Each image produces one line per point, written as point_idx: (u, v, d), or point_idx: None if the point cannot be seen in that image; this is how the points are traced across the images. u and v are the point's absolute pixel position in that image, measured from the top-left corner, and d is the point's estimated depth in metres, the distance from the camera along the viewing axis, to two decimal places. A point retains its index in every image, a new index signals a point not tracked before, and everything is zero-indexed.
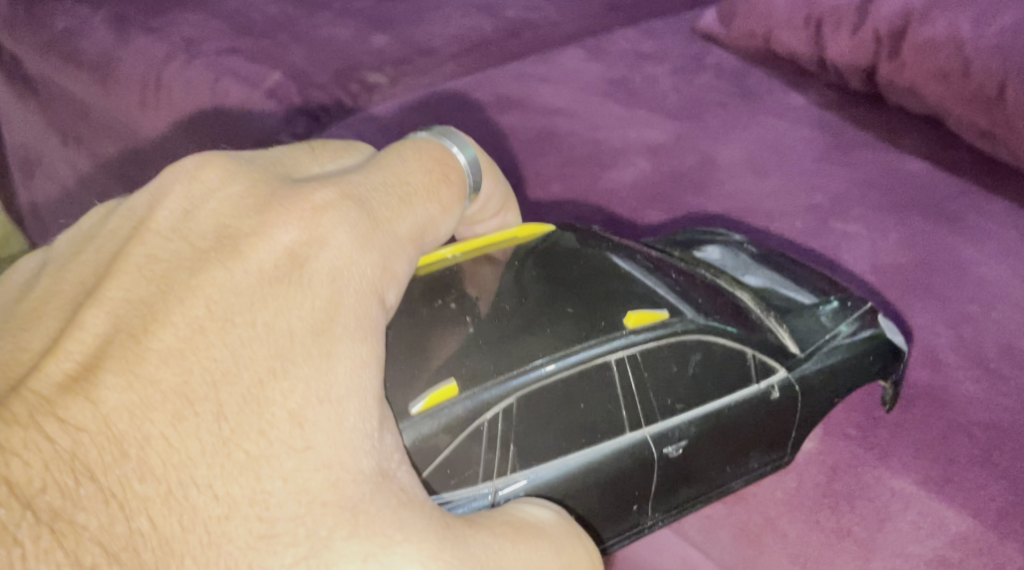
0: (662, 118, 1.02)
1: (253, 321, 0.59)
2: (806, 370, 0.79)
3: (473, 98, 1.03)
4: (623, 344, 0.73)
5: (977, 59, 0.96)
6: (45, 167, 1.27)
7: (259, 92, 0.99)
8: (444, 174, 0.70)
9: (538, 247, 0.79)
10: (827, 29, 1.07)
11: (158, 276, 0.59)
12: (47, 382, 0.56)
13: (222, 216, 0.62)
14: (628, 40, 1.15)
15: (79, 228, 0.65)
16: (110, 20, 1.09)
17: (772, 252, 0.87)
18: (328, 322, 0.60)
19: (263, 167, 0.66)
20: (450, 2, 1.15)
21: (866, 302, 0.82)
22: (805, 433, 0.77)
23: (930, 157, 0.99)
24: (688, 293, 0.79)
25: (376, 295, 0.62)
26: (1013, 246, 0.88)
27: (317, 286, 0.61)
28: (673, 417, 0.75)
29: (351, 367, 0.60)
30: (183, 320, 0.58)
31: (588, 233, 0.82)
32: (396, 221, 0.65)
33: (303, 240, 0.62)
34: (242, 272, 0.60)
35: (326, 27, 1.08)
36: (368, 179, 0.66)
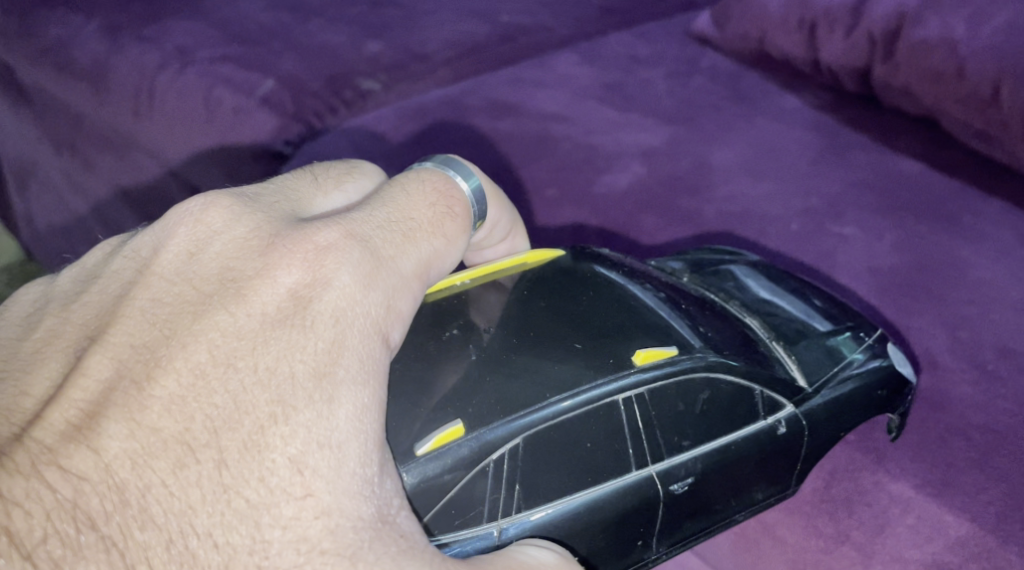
0: (657, 122, 1.01)
1: (255, 365, 0.60)
2: (814, 401, 0.77)
3: (467, 104, 1.02)
4: (631, 383, 0.71)
5: (971, 60, 0.96)
6: (38, 177, 1.27)
7: (253, 100, 0.99)
8: (449, 208, 0.70)
9: (546, 275, 0.79)
10: (821, 31, 1.07)
11: (162, 321, 0.60)
12: (50, 430, 0.56)
13: (225, 259, 0.63)
14: (622, 44, 1.15)
15: (82, 265, 0.66)
16: (102, 29, 1.08)
17: (786, 274, 0.86)
18: (331, 365, 0.61)
19: (267, 205, 0.67)
20: (443, 7, 1.15)
21: (877, 330, 0.81)
22: (811, 465, 0.75)
23: (925, 159, 0.99)
24: (697, 324, 0.78)
25: (379, 334, 0.63)
26: (1009, 247, 0.89)
27: (321, 328, 0.61)
28: (680, 454, 0.72)
29: (353, 411, 0.60)
30: (185, 365, 0.59)
31: (595, 255, 0.81)
32: (400, 259, 0.66)
33: (306, 282, 0.63)
34: (245, 316, 0.61)
35: (319, 34, 1.07)
36: (371, 216, 0.67)
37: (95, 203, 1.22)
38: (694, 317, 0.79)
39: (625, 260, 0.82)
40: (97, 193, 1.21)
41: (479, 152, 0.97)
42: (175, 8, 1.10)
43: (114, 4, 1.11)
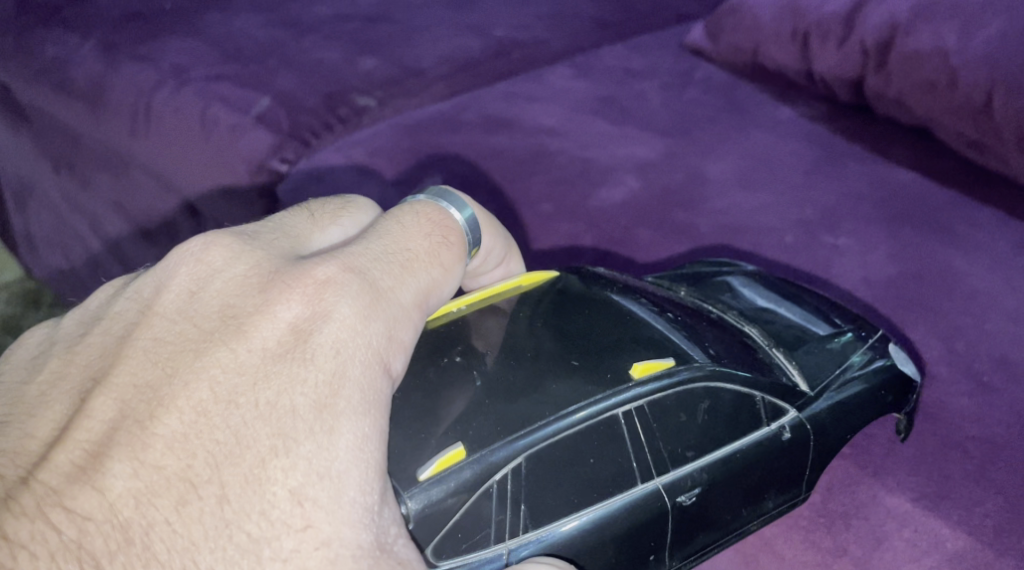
0: (651, 135, 1.02)
1: (256, 401, 0.61)
2: (818, 405, 0.77)
3: (462, 118, 1.03)
4: (630, 397, 0.71)
5: (964, 70, 0.96)
6: (37, 195, 1.28)
7: (248, 118, 0.99)
8: (444, 237, 0.71)
9: (543, 297, 0.79)
10: (814, 42, 1.07)
11: (164, 360, 0.61)
12: (55, 472, 0.58)
13: (226, 296, 0.64)
14: (617, 57, 1.15)
15: (86, 305, 0.67)
16: (99, 48, 1.09)
17: (786, 282, 0.86)
18: (331, 397, 0.61)
19: (267, 241, 0.68)
20: (439, 22, 1.16)
21: (878, 331, 0.82)
22: (818, 472, 0.75)
23: (919, 168, 0.99)
24: (696, 335, 0.78)
25: (379, 365, 0.64)
26: (1003, 257, 0.89)
27: (320, 360, 0.62)
28: (685, 465, 0.73)
29: (353, 442, 0.61)
30: (188, 404, 0.60)
31: (587, 274, 0.81)
32: (399, 288, 0.66)
33: (306, 316, 0.63)
34: (245, 353, 0.62)
35: (315, 51, 1.08)
36: (369, 248, 0.68)
37: (94, 220, 1.22)
38: (693, 328, 0.79)
39: (618, 276, 0.82)
40: (95, 211, 1.21)
41: (475, 167, 0.97)
42: (171, 26, 1.10)
43: (110, 23, 1.11)
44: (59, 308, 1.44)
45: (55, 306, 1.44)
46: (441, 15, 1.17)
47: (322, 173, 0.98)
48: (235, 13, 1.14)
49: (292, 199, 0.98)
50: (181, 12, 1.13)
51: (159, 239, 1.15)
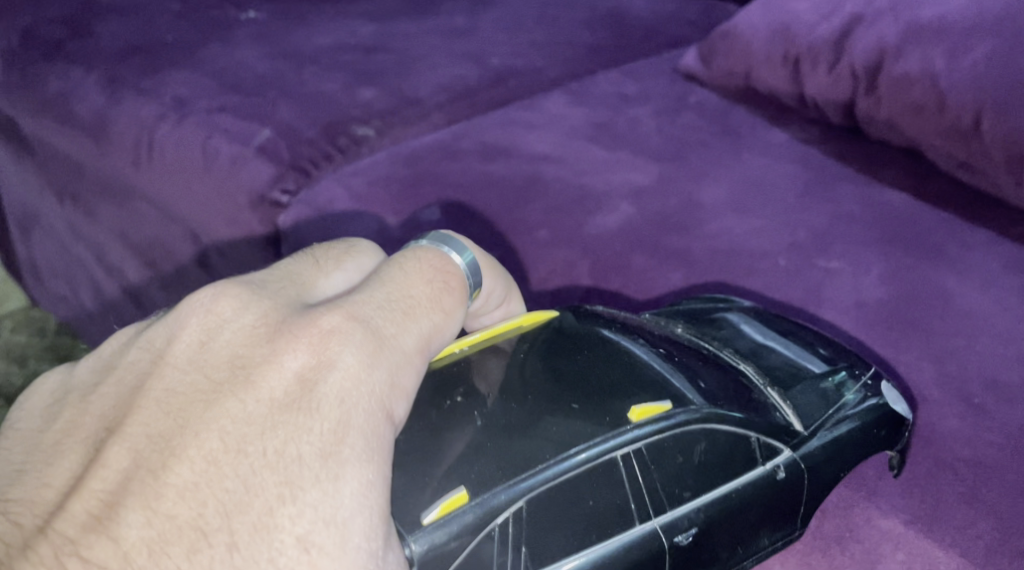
0: (646, 160, 1.03)
1: (264, 449, 0.62)
2: (812, 446, 0.76)
3: (459, 147, 1.04)
4: (628, 440, 0.71)
5: (952, 93, 0.98)
6: (43, 225, 1.31)
7: (250, 149, 1.01)
8: (445, 281, 0.72)
9: (543, 337, 0.80)
10: (805, 65, 1.09)
11: (176, 410, 0.63)
12: (71, 522, 0.60)
13: (234, 346, 0.66)
14: (612, 82, 1.17)
15: (99, 354, 0.69)
16: (102, 81, 1.10)
17: (780, 318, 0.86)
18: (337, 445, 0.63)
19: (274, 289, 0.70)
20: (436, 52, 1.18)
21: (871, 368, 0.81)
22: (813, 508, 0.76)
23: (910, 190, 1.01)
24: (692, 376, 0.78)
25: (383, 411, 0.65)
26: (993, 278, 0.90)
27: (326, 409, 0.64)
28: (682, 505, 0.73)
29: (358, 489, 0.62)
30: (198, 453, 0.62)
31: (586, 313, 0.83)
32: (401, 336, 0.68)
33: (312, 365, 0.65)
34: (254, 402, 0.63)
35: (314, 82, 1.10)
36: (372, 296, 0.69)
37: (98, 249, 1.24)
38: (688, 370, 0.79)
39: (615, 314, 0.83)
40: (100, 240, 1.23)
41: (472, 195, 0.99)
42: (173, 58, 1.12)
43: (113, 55, 1.13)
44: (65, 334, 1.46)
45: (61, 332, 1.46)
46: (439, 45, 1.20)
47: (323, 203, 1.00)
48: (236, 45, 1.16)
49: (293, 229, 1.00)
50: (183, 44, 1.15)
51: (163, 268, 1.17)
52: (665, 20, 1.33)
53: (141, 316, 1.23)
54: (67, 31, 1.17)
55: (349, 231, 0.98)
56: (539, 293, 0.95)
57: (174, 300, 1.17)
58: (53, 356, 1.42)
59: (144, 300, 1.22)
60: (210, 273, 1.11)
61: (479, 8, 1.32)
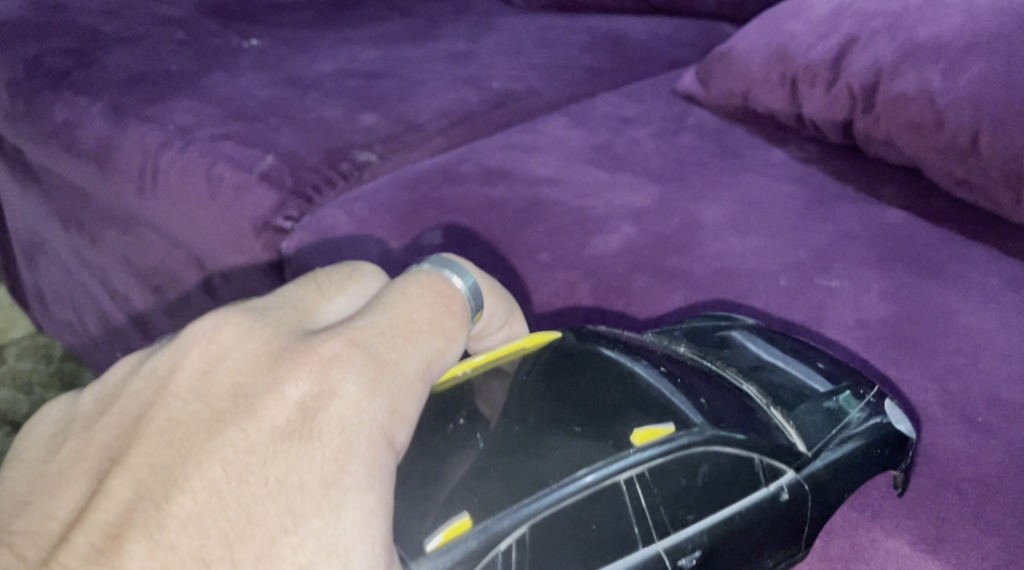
0: (646, 181, 1.04)
1: (266, 479, 0.63)
2: (816, 467, 0.76)
3: (460, 171, 1.05)
4: (631, 463, 0.71)
5: (948, 111, 0.98)
6: (49, 253, 1.32)
7: (253, 175, 1.02)
8: (447, 306, 0.72)
9: (546, 358, 0.81)
10: (802, 85, 1.10)
11: (178, 440, 0.64)
12: (76, 553, 0.60)
13: (237, 376, 0.66)
14: (611, 104, 1.18)
15: (103, 383, 0.70)
16: (107, 110, 1.11)
17: (784, 336, 0.86)
18: (338, 473, 0.63)
19: (276, 317, 0.70)
20: (436, 77, 1.19)
21: (875, 387, 0.82)
22: (817, 531, 0.76)
23: (909, 208, 1.02)
24: (697, 396, 0.78)
25: (385, 438, 0.65)
26: (994, 294, 0.91)
27: (327, 437, 0.64)
28: (686, 527, 0.72)
29: (360, 517, 0.63)
30: (201, 483, 0.62)
31: (589, 332, 0.84)
32: (403, 361, 0.68)
33: (313, 393, 0.65)
34: (256, 431, 0.64)
35: (317, 108, 1.11)
36: (374, 321, 0.69)
37: (103, 276, 1.25)
38: (693, 390, 0.79)
39: (618, 334, 0.84)
40: (104, 267, 1.24)
41: (474, 217, 0.99)
42: (177, 86, 1.13)
43: (117, 84, 1.14)
44: (70, 361, 1.47)
45: (66, 358, 1.47)
46: (440, 70, 1.21)
47: (326, 228, 1.00)
48: (238, 72, 1.17)
49: (296, 254, 1.01)
50: (186, 72, 1.16)
51: (167, 294, 1.18)
52: (664, 43, 1.34)
53: (146, 341, 1.24)
54: (72, 60, 1.18)
55: (352, 256, 0.99)
56: (541, 315, 0.95)
57: (178, 326, 1.18)
58: (58, 382, 1.43)
59: (149, 326, 1.22)
60: (214, 299, 1.11)
61: (479, 33, 1.34)
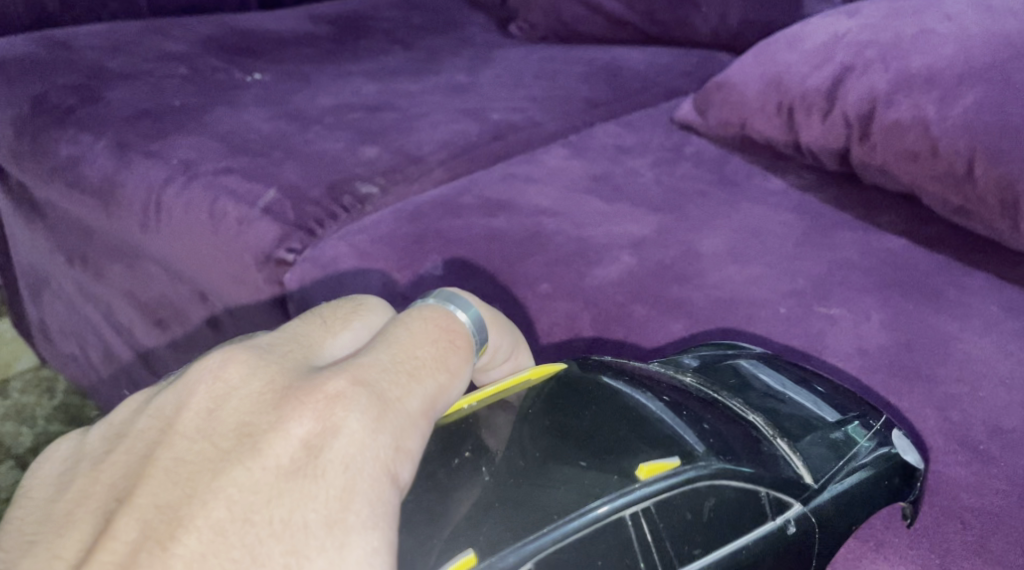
0: (645, 211, 1.05)
1: (270, 518, 0.63)
2: (822, 501, 0.77)
3: (461, 203, 1.06)
4: (637, 497, 0.71)
5: (944, 139, 1.00)
6: (53, 287, 1.33)
7: (255, 210, 1.03)
8: (451, 341, 0.73)
9: (550, 391, 0.80)
10: (799, 115, 1.11)
11: (184, 480, 0.65)
12: None
13: (242, 414, 0.67)
14: (610, 135, 1.19)
15: (110, 421, 0.71)
16: (112, 146, 1.13)
17: (790, 366, 0.86)
18: (342, 512, 0.64)
19: (281, 355, 0.71)
20: (437, 109, 1.20)
21: (882, 417, 0.82)
22: (824, 562, 0.76)
23: (907, 235, 1.02)
24: (700, 426, 0.77)
25: (389, 476, 0.66)
26: (993, 321, 0.91)
27: (331, 475, 0.65)
28: (693, 562, 0.72)
29: (364, 556, 0.63)
30: (205, 523, 0.63)
31: (591, 362, 0.83)
32: (407, 398, 0.69)
33: (317, 431, 0.66)
34: (260, 470, 0.65)
35: (319, 141, 1.12)
36: (378, 358, 0.70)
37: (107, 310, 1.26)
38: (695, 420, 0.77)
39: (621, 364, 0.83)
40: (108, 301, 1.25)
41: (475, 249, 1.00)
42: (180, 122, 1.14)
43: (121, 120, 1.15)
44: (73, 394, 1.48)
45: (70, 392, 1.48)
46: (440, 103, 1.22)
47: (328, 261, 1.01)
48: (241, 107, 1.18)
49: (298, 286, 1.01)
50: (190, 108, 1.17)
51: (171, 327, 1.18)
52: (661, 73, 1.36)
53: (150, 374, 1.25)
54: (77, 97, 1.19)
55: (354, 288, 1.00)
56: (543, 345, 0.95)
57: (182, 359, 1.19)
58: (62, 415, 1.43)
59: (152, 359, 1.23)
60: (218, 331, 1.12)
61: (479, 65, 1.35)
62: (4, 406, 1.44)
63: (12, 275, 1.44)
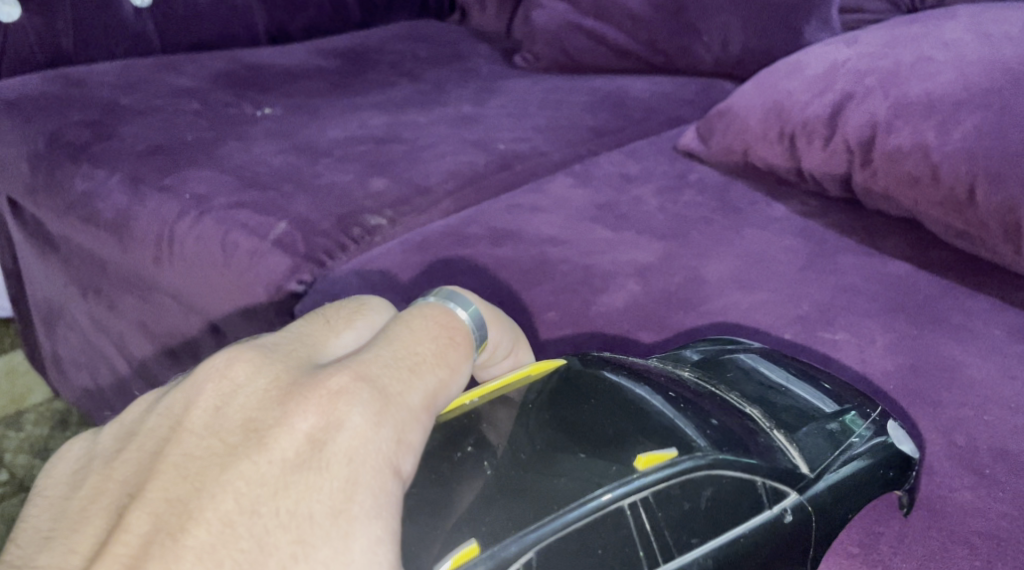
0: (650, 239, 1.06)
1: (276, 510, 0.66)
2: (819, 489, 0.78)
3: (468, 232, 1.07)
4: (635, 488, 0.72)
5: (945, 165, 1.01)
6: (68, 320, 1.35)
7: (267, 242, 1.05)
8: (451, 338, 0.75)
9: (551, 386, 0.81)
10: (800, 142, 1.13)
11: (193, 475, 0.67)
12: None
13: (248, 410, 0.70)
14: (614, 163, 1.20)
15: (122, 418, 0.73)
16: (126, 181, 1.14)
17: (788, 358, 0.88)
18: (346, 503, 0.67)
19: (286, 351, 0.73)
20: (443, 140, 1.22)
21: (880, 408, 0.84)
22: (823, 550, 0.78)
23: (911, 259, 1.03)
24: (702, 416, 0.79)
25: (391, 468, 0.68)
26: (997, 345, 0.92)
27: (335, 468, 0.68)
28: (691, 551, 0.74)
29: (367, 544, 0.66)
30: (215, 516, 0.66)
31: (590, 357, 0.85)
32: (408, 392, 0.71)
33: (321, 425, 0.68)
34: (266, 463, 0.67)
35: (328, 174, 1.14)
36: (379, 354, 0.72)
37: (120, 341, 1.27)
38: (694, 411, 0.79)
39: (620, 357, 0.85)
40: (121, 333, 1.26)
41: (483, 278, 1.01)
42: (193, 157, 1.16)
43: (135, 156, 1.17)
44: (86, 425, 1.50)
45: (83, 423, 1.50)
46: (447, 134, 1.24)
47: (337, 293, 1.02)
48: (251, 141, 1.20)
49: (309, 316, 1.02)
50: (201, 142, 1.19)
51: (183, 358, 1.20)
52: (664, 101, 1.38)
53: None
54: (91, 133, 1.21)
55: None
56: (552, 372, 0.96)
57: None
58: None
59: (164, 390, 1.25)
60: None
61: (484, 96, 1.37)
62: (18, 438, 1.46)
63: (27, 308, 1.46)
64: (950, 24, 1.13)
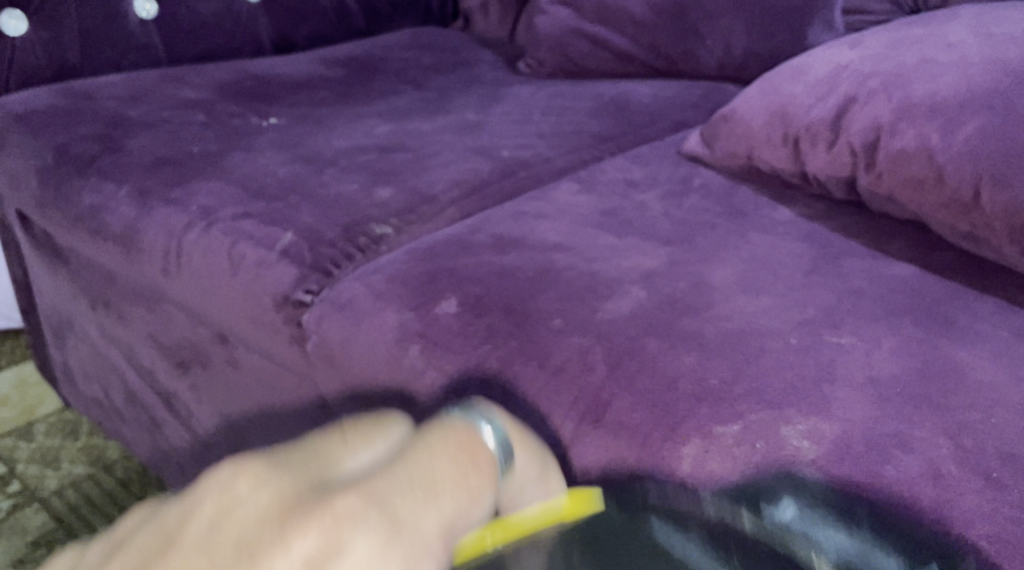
0: (655, 244, 1.05)
1: (267, 531, 0.68)
2: (820, 567, 0.78)
3: (474, 240, 1.05)
4: None
5: (949, 166, 1.01)
6: (78, 331, 1.36)
7: (273, 253, 1.05)
8: (472, 453, 0.76)
9: (583, 524, 0.77)
10: (804, 145, 1.13)
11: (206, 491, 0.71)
12: None
13: (274, 452, 0.74)
14: (618, 169, 1.21)
15: None
16: (133, 194, 1.15)
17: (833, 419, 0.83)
18: (334, 536, 0.68)
19: (333, 424, 0.78)
20: (448, 148, 1.23)
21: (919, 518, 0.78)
22: None
23: (917, 261, 1.03)
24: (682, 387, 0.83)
25: (389, 516, 0.69)
26: (1004, 348, 0.92)
27: (333, 505, 0.69)
28: None
29: None
30: (212, 530, 0.68)
31: (637, 495, 0.83)
32: (428, 461, 0.74)
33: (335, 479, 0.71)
34: (272, 490, 0.70)
35: (333, 184, 1.14)
36: (417, 435, 0.76)
37: (130, 352, 1.28)
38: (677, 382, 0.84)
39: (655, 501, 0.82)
40: (130, 344, 1.27)
41: (486, 288, 0.97)
42: (200, 169, 1.17)
43: (142, 168, 1.18)
44: (97, 436, 1.51)
45: (93, 433, 1.51)
46: (452, 143, 1.25)
47: (345, 301, 1.00)
48: (258, 152, 1.21)
49: (316, 327, 1.01)
50: (208, 154, 1.20)
51: (191, 368, 1.20)
52: (668, 106, 1.38)
53: (173, 416, 1.27)
54: (99, 146, 1.22)
55: (365, 333, 0.97)
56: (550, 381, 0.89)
57: (204, 401, 1.21)
58: (86, 458, 1.46)
59: (174, 400, 1.25)
60: (239, 372, 1.14)
61: (488, 103, 1.37)
62: (30, 449, 1.48)
63: (37, 320, 1.47)
64: (953, 26, 1.13)
